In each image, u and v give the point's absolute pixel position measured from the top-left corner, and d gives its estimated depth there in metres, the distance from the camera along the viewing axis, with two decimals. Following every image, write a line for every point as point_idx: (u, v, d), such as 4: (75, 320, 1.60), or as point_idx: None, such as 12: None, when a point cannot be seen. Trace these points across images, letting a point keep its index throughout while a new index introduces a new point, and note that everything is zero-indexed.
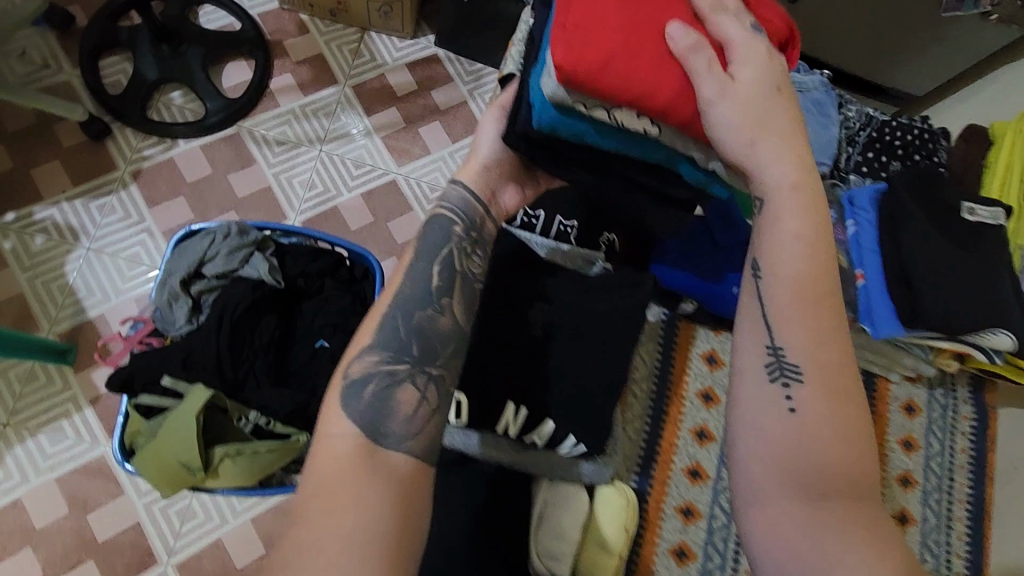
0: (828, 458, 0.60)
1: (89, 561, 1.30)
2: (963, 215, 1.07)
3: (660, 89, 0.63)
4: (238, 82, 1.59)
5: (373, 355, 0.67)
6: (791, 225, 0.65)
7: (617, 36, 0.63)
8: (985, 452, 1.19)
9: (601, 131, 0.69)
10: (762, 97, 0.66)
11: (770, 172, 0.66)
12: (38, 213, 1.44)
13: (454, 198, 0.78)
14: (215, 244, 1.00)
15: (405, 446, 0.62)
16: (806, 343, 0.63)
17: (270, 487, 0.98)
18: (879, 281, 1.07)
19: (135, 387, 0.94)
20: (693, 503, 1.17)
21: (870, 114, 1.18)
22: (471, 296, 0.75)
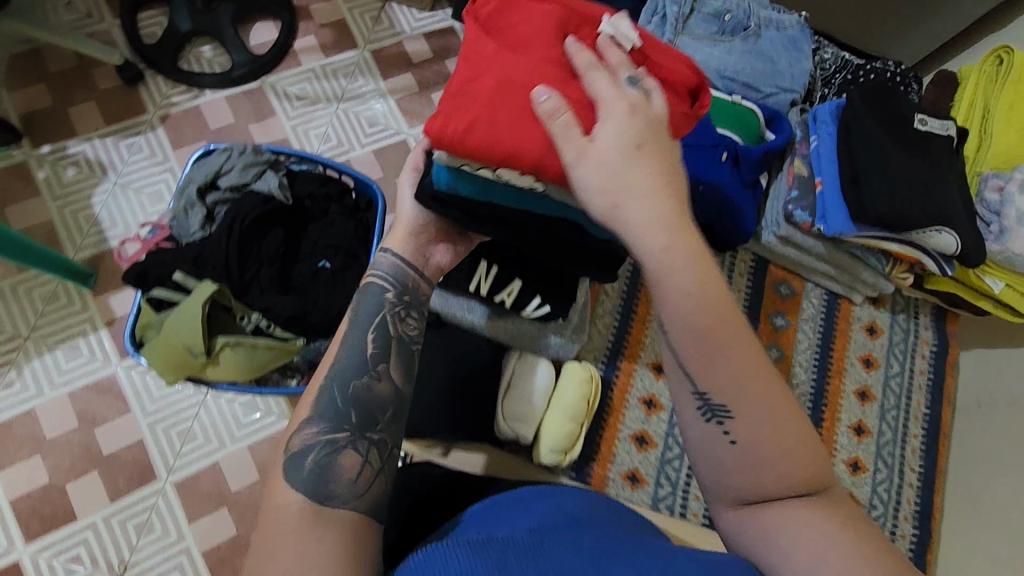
0: (785, 471, 0.59)
1: (93, 471, 1.37)
2: (916, 126, 0.92)
3: (526, 150, 0.63)
4: (265, 41, 1.69)
5: (311, 427, 0.67)
6: (680, 283, 0.58)
7: (483, 99, 0.63)
8: (944, 377, 1.09)
9: (499, 187, 0.72)
10: (622, 155, 0.59)
11: (638, 237, 0.59)
12: (72, 147, 1.54)
13: (385, 265, 0.80)
14: (231, 159, 1.08)
15: (354, 506, 0.62)
16: (728, 381, 0.59)
17: (266, 386, 1.04)
18: (837, 188, 0.92)
19: (149, 282, 1.02)
20: (656, 396, 1.15)
21: (847, 58, 1.07)
22: (409, 359, 0.76)
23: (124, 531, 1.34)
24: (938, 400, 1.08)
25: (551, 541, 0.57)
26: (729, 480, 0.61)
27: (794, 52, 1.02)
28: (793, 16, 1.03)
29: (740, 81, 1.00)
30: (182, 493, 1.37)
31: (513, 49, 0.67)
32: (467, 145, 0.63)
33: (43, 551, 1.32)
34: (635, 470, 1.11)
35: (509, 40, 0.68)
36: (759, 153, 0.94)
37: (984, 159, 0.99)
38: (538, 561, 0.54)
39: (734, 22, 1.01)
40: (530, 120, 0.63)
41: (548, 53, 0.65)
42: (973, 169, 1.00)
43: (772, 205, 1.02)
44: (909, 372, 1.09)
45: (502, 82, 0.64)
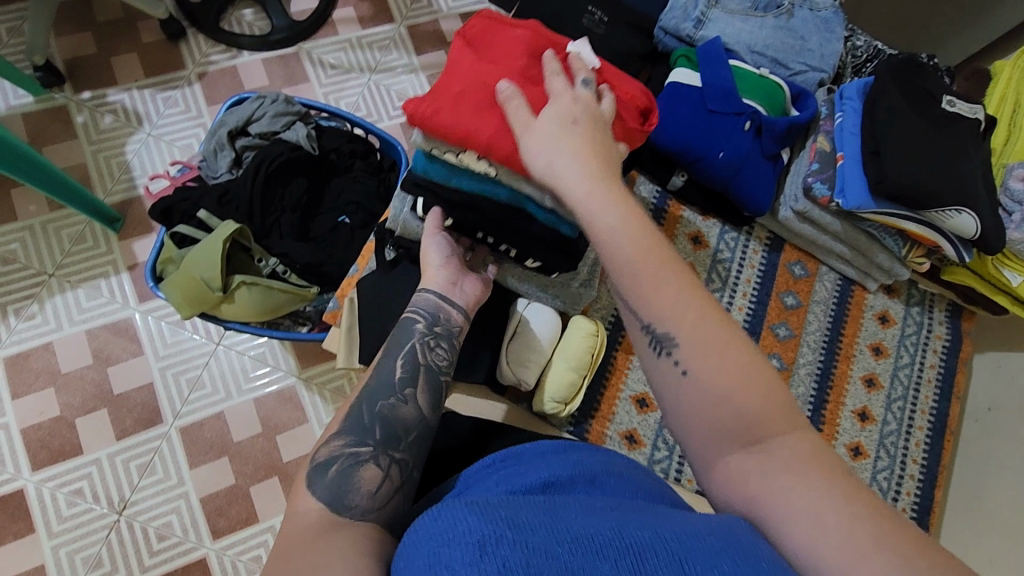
0: (744, 406, 0.53)
1: (102, 409, 1.39)
2: (943, 106, 0.90)
3: (481, 132, 0.71)
4: (305, 8, 1.72)
5: (337, 440, 0.64)
6: (604, 219, 0.59)
7: (452, 90, 0.73)
8: (955, 374, 1.03)
9: (459, 175, 0.79)
10: (562, 130, 0.65)
11: (572, 190, 0.62)
12: (111, 96, 1.58)
13: (420, 302, 0.78)
14: (262, 107, 1.11)
15: (373, 519, 0.58)
16: (672, 308, 0.56)
17: (277, 330, 1.06)
18: (857, 163, 0.91)
19: (173, 218, 1.06)
20: None
21: (879, 47, 1.04)
22: (437, 389, 0.73)
23: (126, 471, 1.37)
24: (949, 396, 1.02)
25: (565, 505, 0.53)
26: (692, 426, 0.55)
27: (826, 34, 1.01)
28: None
29: (767, 57, 1.00)
30: (185, 440, 1.40)
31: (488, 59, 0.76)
32: (430, 122, 0.72)
33: (47, 481, 1.34)
34: (633, 431, 1.01)
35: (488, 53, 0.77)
36: (781, 125, 0.93)
37: (1011, 150, 0.95)
38: (554, 518, 0.49)
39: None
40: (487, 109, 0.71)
41: (520, 60, 0.74)
42: (999, 162, 0.96)
43: (792, 180, 1.00)
44: (919, 365, 1.03)
45: (473, 77, 0.73)
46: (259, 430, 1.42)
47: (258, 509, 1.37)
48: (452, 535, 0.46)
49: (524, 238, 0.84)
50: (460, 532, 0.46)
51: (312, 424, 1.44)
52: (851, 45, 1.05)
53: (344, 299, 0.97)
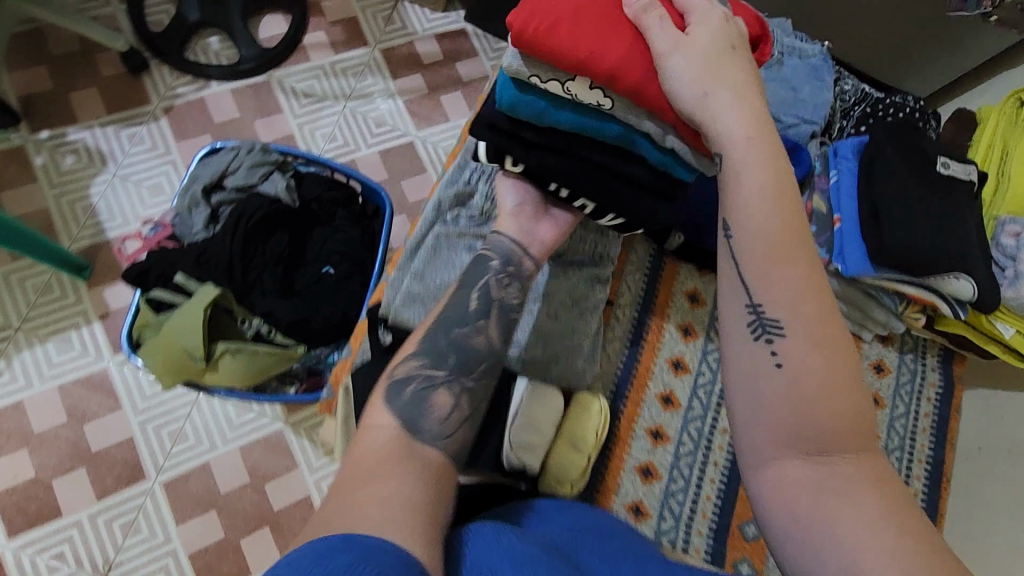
0: (824, 410, 0.61)
1: (80, 468, 1.34)
2: (939, 169, 0.91)
3: (607, 52, 0.73)
4: (274, 34, 1.66)
5: (414, 360, 0.78)
6: (753, 173, 0.69)
7: (572, 4, 0.74)
8: (948, 421, 1.03)
9: (559, 108, 0.80)
10: (707, 55, 0.72)
11: (726, 118, 0.71)
12: (72, 134, 1.51)
13: (497, 244, 0.90)
14: (238, 159, 1.07)
15: (438, 442, 0.71)
16: (784, 298, 0.65)
17: (265, 394, 1.02)
18: (856, 226, 0.92)
19: (149, 281, 1.00)
20: (663, 426, 1.00)
21: (866, 90, 1.03)
22: (506, 323, 0.85)
23: (109, 531, 1.32)
24: (943, 443, 1.02)
25: (587, 546, 0.65)
26: (763, 421, 0.63)
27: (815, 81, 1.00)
28: (814, 46, 1.03)
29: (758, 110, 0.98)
30: (170, 494, 1.35)
31: None
32: (552, 31, 0.73)
33: (26, 548, 1.29)
34: (639, 501, 0.95)
35: None
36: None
37: (1001, 202, 0.97)
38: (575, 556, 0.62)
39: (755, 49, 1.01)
40: (615, 28, 0.74)
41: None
42: (989, 213, 0.98)
43: None
44: (915, 414, 1.03)
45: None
46: (247, 478, 1.38)
47: (250, 562, 1.34)
48: (496, 556, 0.59)
49: (607, 181, 0.87)
50: (506, 548, 0.59)
51: (301, 469, 1.41)
52: (839, 88, 1.03)
53: (338, 388, 0.95)
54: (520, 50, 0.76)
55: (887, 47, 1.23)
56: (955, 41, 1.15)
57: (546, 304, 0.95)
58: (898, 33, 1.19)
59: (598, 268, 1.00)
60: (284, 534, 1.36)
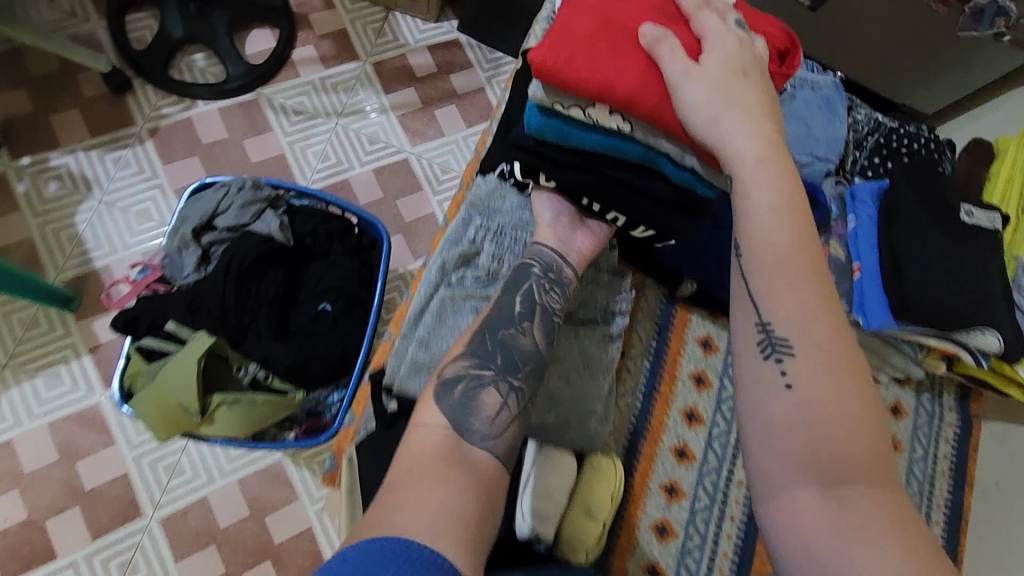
0: (840, 434, 0.58)
1: (75, 507, 1.30)
2: (963, 218, 0.87)
3: (627, 79, 0.70)
4: (262, 49, 1.61)
5: (463, 360, 0.77)
6: (763, 190, 0.66)
7: (588, 34, 0.72)
8: (967, 463, 0.90)
9: (583, 130, 0.77)
10: (727, 79, 0.70)
11: (734, 144, 0.68)
12: (54, 160, 1.45)
13: (537, 252, 0.87)
14: (228, 197, 1.03)
15: (487, 444, 0.70)
16: (795, 316, 0.63)
17: (263, 441, 0.99)
18: (876, 278, 0.87)
19: (139, 329, 0.96)
20: (677, 483, 0.87)
21: (879, 119, 0.99)
22: (551, 328, 0.82)
23: (107, 571, 1.29)
24: (963, 487, 0.89)
25: None
26: (777, 447, 0.59)
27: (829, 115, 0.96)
28: (826, 76, 1.01)
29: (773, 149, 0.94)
30: (168, 531, 1.32)
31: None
32: (568, 66, 0.70)
33: None
34: (654, 564, 0.83)
35: None
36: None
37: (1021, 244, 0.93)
38: None
39: None
40: (633, 56, 0.71)
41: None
42: (1010, 254, 0.93)
43: None
44: (933, 458, 0.89)
45: (607, 22, 0.73)
46: (247, 511, 1.35)
47: None
48: None
49: (637, 200, 0.82)
50: None
51: (302, 500, 1.38)
52: (852, 118, 0.99)
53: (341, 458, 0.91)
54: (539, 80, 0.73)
55: (899, 65, 1.18)
56: (969, 60, 1.11)
57: (557, 367, 0.84)
58: (912, 51, 1.14)
59: (615, 322, 0.90)
60: (286, 567, 1.34)
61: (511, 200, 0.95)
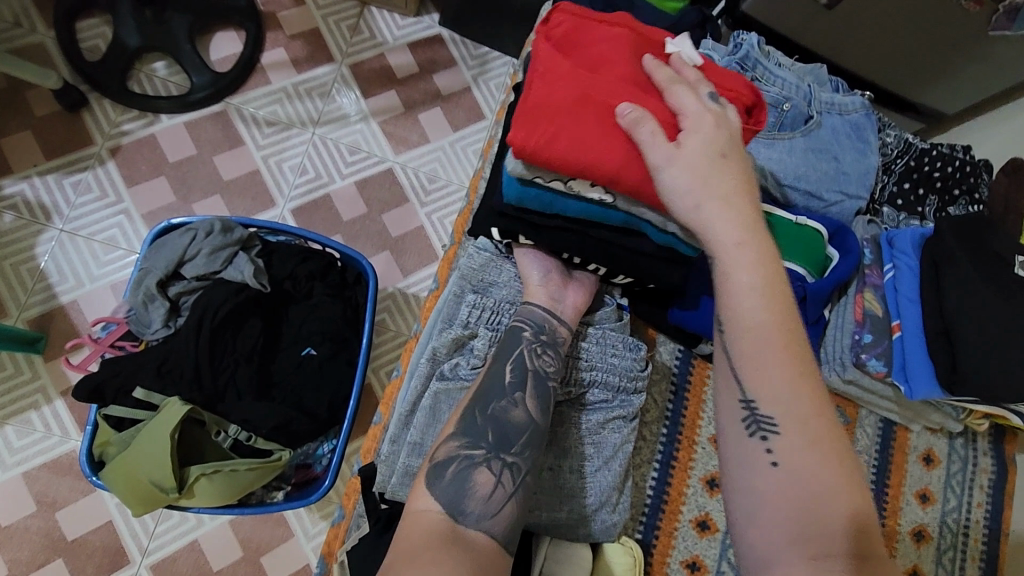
0: (830, 511, 0.53)
1: (58, 560, 1.20)
2: (1016, 271, 0.81)
3: (609, 159, 0.64)
4: (227, 55, 1.48)
5: (455, 440, 0.69)
6: (743, 272, 0.60)
7: (562, 113, 0.65)
8: (1002, 512, 0.88)
9: (566, 199, 0.72)
10: (711, 156, 0.64)
11: (719, 231, 0.62)
12: (8, 187, 1.34)
13: (527, 315, 0.80)
14: (196, 242, 0.94)
15: (484, 527, 0.63)
16: (780, 391, 0.57)
17: (249, 506, 0.92)
18: (918, 337, 0.83)
19: (105, 398, 0.88)
20: (699, 556, 0.83)
21: (910, 140, 0.97)
22: (546, 395, 0.75)
23: None
24: (997, 537, 0.87)
25: None
26: (762, 519, 0.54)
27: (858, 142, 0.93)
28: (854, 99, 0.94)
29: (799, 188, 0.90)
30: None
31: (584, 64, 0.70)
32: (546, 151, 0.65)
33: None
34: None
35: (583, 58, 0.71)
36: (827, 290, 0.85)
37: None
38: None
39: (792, 115, 0.91)
40: (612, 136, 0.65)
41: (625, 65, 0.69)
42: None
43: (833, 341, 0.89)
44: (967, 508, 0.88)
45: (582, 95, 0.66)
46: (241, 556, 1.23)
47: None
48: None
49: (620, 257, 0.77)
50: None
51: (299, 537, 1.26)
52: (881, 141, 0.97)
53: (332, 564, 0.88)
54: (519, 159, 0.67)
55: (928, 65, 1.08)
56: (1007, 60, 1.02)
57: (567, 458, 0.79)
58: (940, 51, 1.05)
59: (628, 402, 0.82)
60: None
61: (507, 272, 0.86)
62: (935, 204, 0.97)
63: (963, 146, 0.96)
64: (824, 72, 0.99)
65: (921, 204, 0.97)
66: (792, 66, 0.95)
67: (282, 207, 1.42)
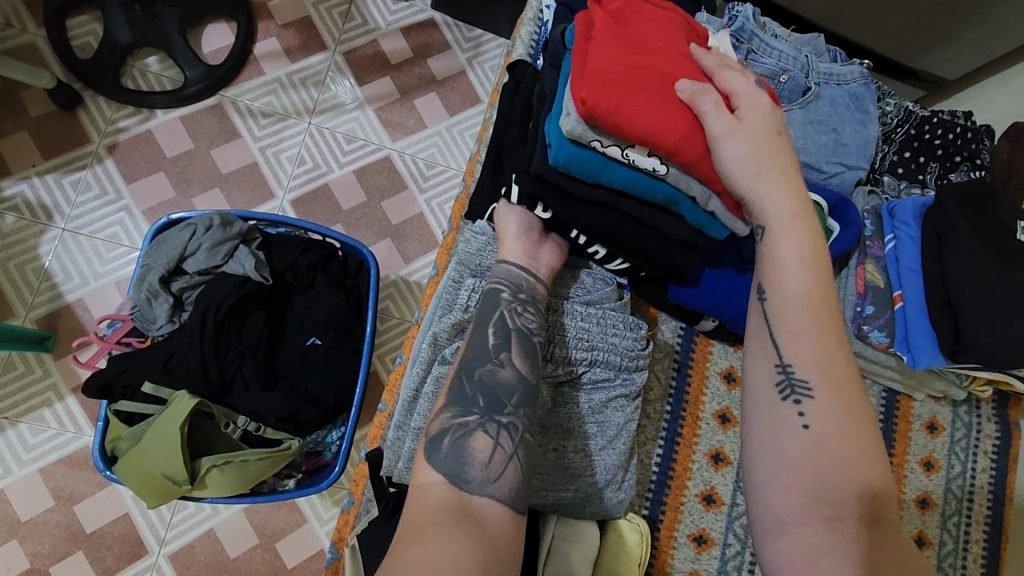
0: (851, 479, 0.55)
1: (78, 552, 1.23)
2: (1018, 236, 0.81)
3: (671, 128, 0.64)
4: (220, 47, 1.47)
5: (446, 412, 0.69)
6: (792, 245, 0.63)
7: (632, 76, 0.65)
8: (1007, 476, 0.88)
9: (614, 169, 0.67)
10: (765, 136, 0.67)
11: (773, 203, 0.65)
12: (8, 189, 1.35)
13: (507, 274, 0.79)
14: (196, 237, 0.94)
15: (489, 491, 0.62)
16: (817, 361, 0.59)
17: (261, 495, 0.93)
18: (921, 307, 0.83)
19: (115, 393, 0.90)
20: (706, 530, 0.84)
21: (910, 108, 0.96)
22: (531, 351, 0.75)
23: None
24: (1001, 501, 0.87)
25: None
26: (786, 479, 0.56)
27: (857, 112, 0.92)
28: (852, 69, 0.92)
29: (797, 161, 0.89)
30: (177, 566, 1.24)
31: (641, 35, 0.70)
32: (619, 113, 0.62)
33: None
34: None
35: (636, 30, 0.71)
36: None
37: None
38: None
39: (788, 87, 0.90)
40: (677, 105, 0.66)
41: (678, 45, 0.71)
42: None
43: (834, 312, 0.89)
44: (971, 474, 0.88)
45: (647, 64, 0.67)
46: (256, 542, 1.26)
47: None
48: None
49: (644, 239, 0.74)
50: None
51: (312, 522, 1.28)
52: (880, 111, 0.96)
53: (344, 550, 0.89)
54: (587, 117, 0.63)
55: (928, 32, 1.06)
56: (1009, 22, 1.00)
57: (571, 439, 0.80)
58: (941, 17, 1.03)
59: (630, 380, 0.83)
60: None
61: None
62: (937, 171, 0.95)
63: (964, 112, 0.95)
64: (822, 42, 0.97)
65: (922, 171, 0.95)
66: (788, 37, 0.93)
67: (280, 198, 1.42)
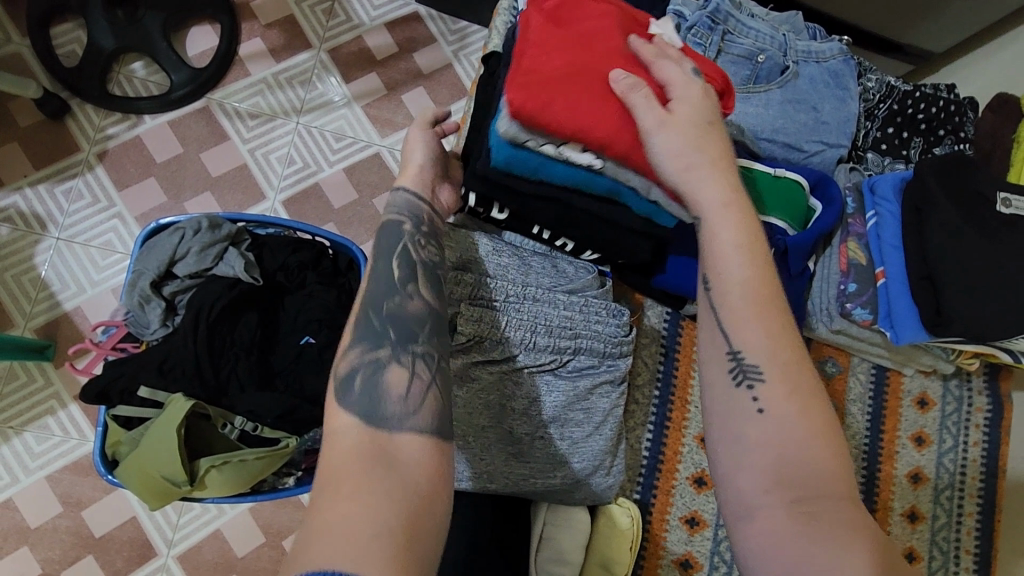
0: (808, 461, 0.54)
1: (88, 556, 1.25)
2: (999, 209, 0.81)
3: (600, 125, 0.65)
4: (204, 50, 1.46)
5: (354, 349, 0.63)
6: (725, 229, 0.63)
7: (561, 78, 0.65)
8: (1000, 448, 0.90)
9: (554, 166, 0.69)
10: (697, 128, 0.66)
11: (706, 193, 0.64)
12: (2, 201, 1.35)
13: (400, 201, 0.74)
14: (185, 241, 0.95)
15: (408, 426, 0.58)
16: (764, 344, 0.59)
17: (262, 492, 0.94)
18: (903, 283, 0.83)
19: (112, 398, 0.91)
20: (698, 512, 0.86)
21: (892, 83, 0.95)
22: (437, 279, 0.71)
23: None
24: (994, 473, 0.89)
25: None
26: (746, 463, 0.55)
27: (838, 90, 0.91)
28: (832, 45, 0.92)
29: (778, 141, 0.89)
30: (186, 567, 1.25)
31: (576, 34, 0.69)
32: (546, 116, 0.63)
33: None
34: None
35: (574, 28, 0.70)
36: (811, 240, 0.85)
37: None
38: None
39: (768, 66, 0.89)
40: (606, 102, 0.65)
41: (615, 40, 0.70)
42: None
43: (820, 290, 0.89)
44: (963, 448, 0.90)
45: (578, 63, 0.66)
46: (262, 540, 1.27)
47: None
48: None
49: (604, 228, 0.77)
50: None
51: None
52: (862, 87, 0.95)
53: None
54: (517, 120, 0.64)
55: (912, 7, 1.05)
56: None
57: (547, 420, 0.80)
58: None
59: (614, 367, 0.83)
60: None
61: None
62: (921, 146, 0.95)
63: (946, 86, 0.94)
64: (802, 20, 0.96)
65: (906, 147, 0.95)
66: (766, 17, 0.93)
67: (271, 198, 1.42)
